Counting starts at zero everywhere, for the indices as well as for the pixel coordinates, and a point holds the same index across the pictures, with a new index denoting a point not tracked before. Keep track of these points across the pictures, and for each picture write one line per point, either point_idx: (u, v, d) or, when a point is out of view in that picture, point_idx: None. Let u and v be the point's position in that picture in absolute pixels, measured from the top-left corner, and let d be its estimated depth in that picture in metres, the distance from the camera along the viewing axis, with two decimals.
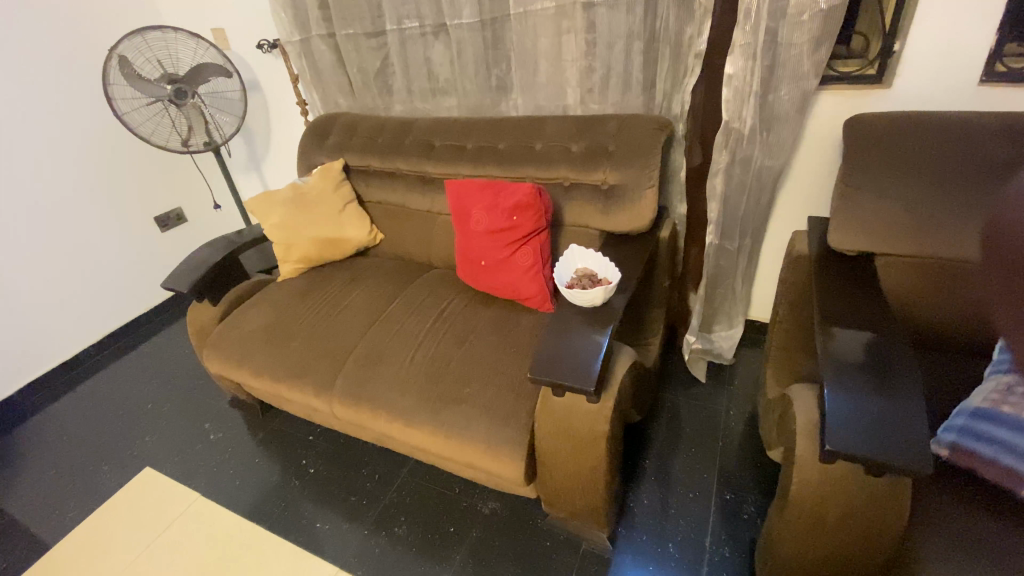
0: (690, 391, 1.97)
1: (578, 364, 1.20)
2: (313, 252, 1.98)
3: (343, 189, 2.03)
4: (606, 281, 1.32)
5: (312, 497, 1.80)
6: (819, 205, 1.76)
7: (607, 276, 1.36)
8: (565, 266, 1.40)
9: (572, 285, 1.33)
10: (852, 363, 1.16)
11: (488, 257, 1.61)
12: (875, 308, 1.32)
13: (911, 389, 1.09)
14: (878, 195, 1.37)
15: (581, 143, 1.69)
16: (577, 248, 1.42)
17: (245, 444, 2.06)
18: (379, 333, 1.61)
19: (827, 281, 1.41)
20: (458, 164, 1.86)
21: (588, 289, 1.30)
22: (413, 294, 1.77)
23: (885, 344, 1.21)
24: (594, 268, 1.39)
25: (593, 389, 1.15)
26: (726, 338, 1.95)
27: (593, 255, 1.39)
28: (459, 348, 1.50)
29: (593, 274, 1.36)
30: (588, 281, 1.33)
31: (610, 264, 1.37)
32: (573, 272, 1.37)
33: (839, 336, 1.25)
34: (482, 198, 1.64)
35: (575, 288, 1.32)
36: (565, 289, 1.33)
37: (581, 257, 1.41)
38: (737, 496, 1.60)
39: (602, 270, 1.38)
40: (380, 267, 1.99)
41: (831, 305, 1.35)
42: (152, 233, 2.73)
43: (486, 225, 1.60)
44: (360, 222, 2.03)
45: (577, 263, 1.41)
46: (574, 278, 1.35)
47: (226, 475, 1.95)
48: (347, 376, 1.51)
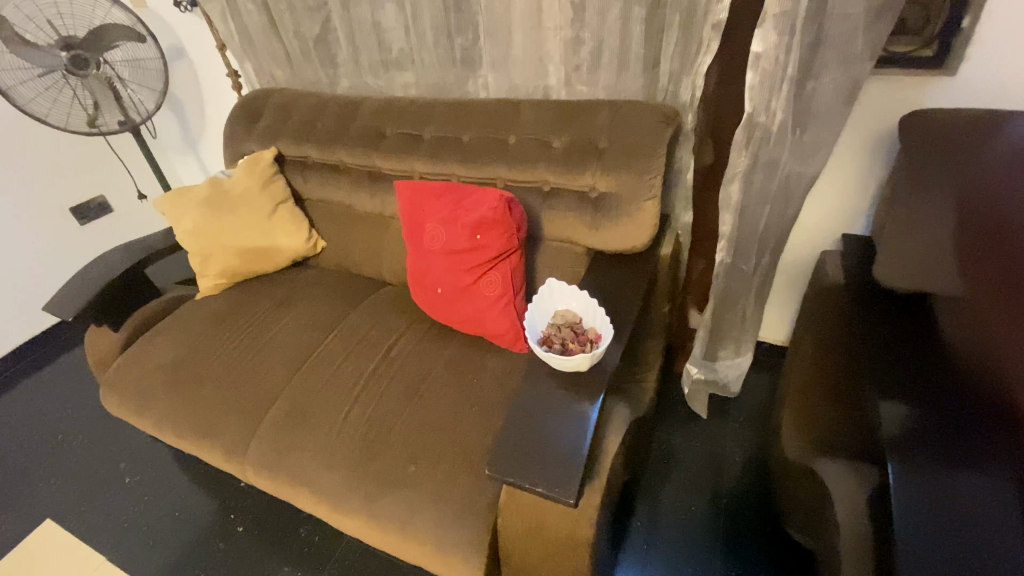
0: (690, 429, 1.69)
1: (553, 458, 0.90)
2: (239, 265, 1.63)
3: (275, 186, 1.66)
4: (595, 338, 0.99)
5: (240, 564, 1.51)
6: (852, 216, 1.45)
7: (596, 326, 1.02)
8: (540, 308, 1.06)
9: (550, 340, 0.99)
10: (926, 454, 0.89)
11: (446, 284, 1.27)
12: (936, 363, 1.02)
13: (1007, 506, 0.82)
14: (944, 224, 1.06)
15: (565, 138, 1.34)
16: (557, 283, 1.07)
17: (165, 491, 1.74)
18: (309, 380, 1.29)
19: (872, 325, 1.12)
20: (413, 160, 1.51)
21: (569, 350, 0.97)
22: (355, 322, 1.44)
23: (955, 425, 0.92)
24: (577, 311, 1.05)
25: (574, 500, 0.86)
26: (735, 366, 1.63)
27: (577, 294, 1.05)
28: (407, 406, 1.19)
29: (578, 323, 1.02)
30: (571, 335, 1.00)
31: (598, 308, 1.03)
32: (551, 319, 1.03)
33: (897, 411, 0.96)
34: (441, 208, 1.30)
35: (554, 347, 0.98)
36: (540, 346, 0.99)
37: (561, 295, 1.07)
38: (744, 572, 1.34)
39: (588, 316, 1.04)
40: (322, 284, 1.64)
41: (880, 361, 1.04)
42: (66, 230, 2.31)
43: (444, 245, 1.26)
44: (296, 227, 1.66)
45: (555, 303, 1.07)
46: (551, 329, 1.01)
47: (140, 532, 1.64)
48: (266, 439, 1.22)
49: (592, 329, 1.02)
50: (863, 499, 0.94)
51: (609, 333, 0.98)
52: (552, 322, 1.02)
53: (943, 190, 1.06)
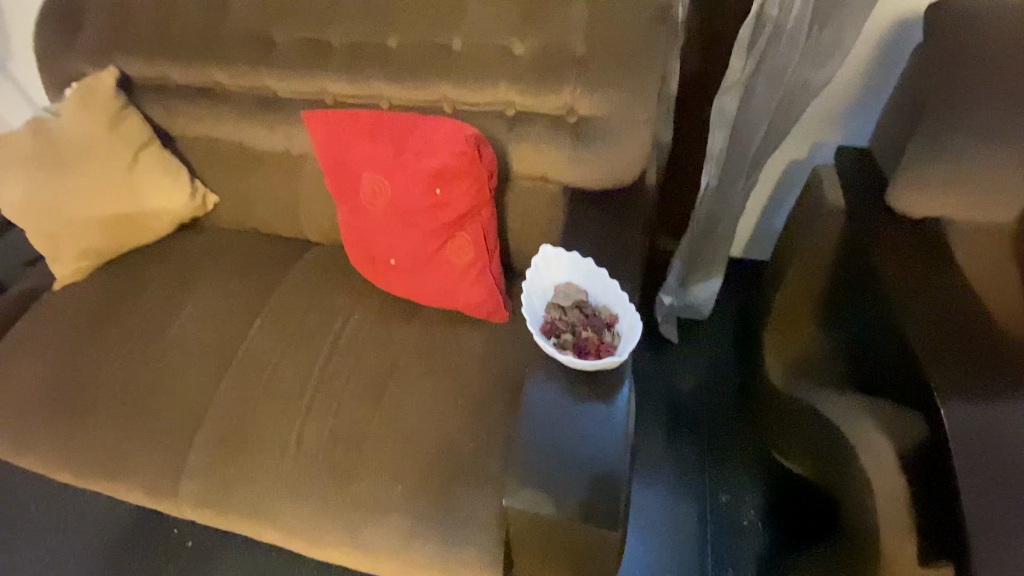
0: (667, 356, 1.57)
1: (582, 478, 0.75)
2: (104, 244, 1.25)
3: (127, 127, 1.21)
4: (612, 321, 0.82)
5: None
6: (837, 123, 1.31)
7: (608, 302, 0.84)
8: (537, 286, 0.85)
9: (557, 330, 0.82)
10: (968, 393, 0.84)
11: (402, 254, 1.01)
12: (954, 295, 0.95)
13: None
14: (989, 140, 0.94)
15: (531, 44, 1.04)
16: (552, 251, 0.86)
17: (64, 511, 1.33)
18: (242, 393, 1.05)
19: (885, 254, 1.02)
20: (322, 79, 1.12)
21: (584, 344, 0.80)
22: (286, 305, 1.16)
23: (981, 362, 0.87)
24: (582, 283, 0.86)
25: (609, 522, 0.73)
26: (706, 290, 1.53)
27: (579, 263, 0.85)
28: (376, 409, 0.99)
29: (586, 303, 0.84)
30: (581, 320, 0.82)
31: (609, 280, 0.84)
32: (553, 301, 0.84)
33: (930, 351, 0.89)
34: (380, 152, 0.98)
35: (565, 339, 0.81)
36: (547, 340, 0.81)
37: (559, 264, 0.87)
38: (732, 497, 1.32)
39: (596, 288, 0.85)
40: (230, 255, 1.29)
41: (903, 294, 0.96)
42: None
43: (395, 204, 0.97)
44: (173, 179, 1.25)
45: (553, 275, 0.87)
46: (555, 316, 0.83)
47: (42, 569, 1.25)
48: (201, 476, 0.99)
49: (604, 307, 0.84)
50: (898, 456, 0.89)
51: (630, 314, 0.81)
52: (554, 304, 0.84)
53: (994, 97, 0.92)
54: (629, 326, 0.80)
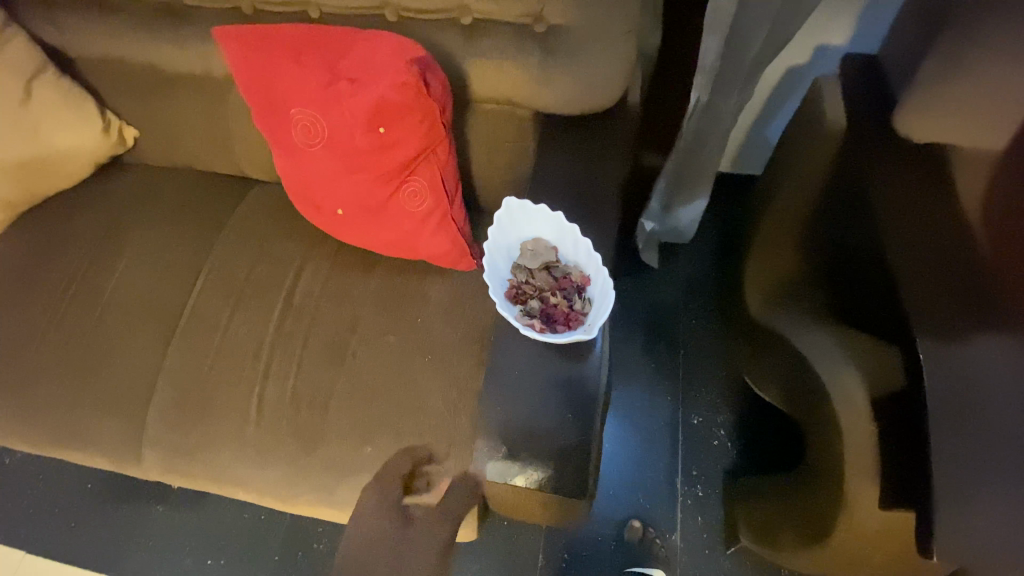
0: (647, 280, 1.52)
1: (553, 445, 0.73)
2: (17, 193, 1.10)
3: (12, 53, 1.01)
4: (583, 284, 0.76)
5: (197, 527, 1.27)
6: (844, 20, 1.14)
7: (579, 262, 0.78)
8: (501, 246, 0.78)
9: (523, 296, 0.75)
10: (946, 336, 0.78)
11: (350, 202, 0.90)
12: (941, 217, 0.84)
13: (1008, 390, 0.67)
14: None
15: None
16: (516, 203, 0.78)
17: (47, 462, 1.35)
18: (194, 355, 1.00)
19: (882, 181, 0.95)
20: None
21: (554, 312, 0.74)
22: (233, 255, 1.07)
23: (952, 292, 0.78)
24: (552, 240, 0.79)
25: (577, 492, 0.71)
26: (692, 211, 1.41)
27: (549, 218, 0.78)
28: (338, 369, 0.94)
29: (556, 264, 0.77)
30: (549, 283, 0.76)
31: (581, 237, 0.77)
32: (518, 263, 0.78)
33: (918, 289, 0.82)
34: (310, 80, 0.82)
35: (532, 306, 0.75)
36: (513, 308, 0.75)
37: (524, 219, 0.79)
38: (705, 419, 1.35)
39: (566, 246, 0.79)
40: (163, 199, 1.16)
41: (897, 226, 0.90)
42: None
43: (334, 144, 0.84)
44: (78, 113, 1.08)
45: (519, 231, 0.80)
46: (522, 280, 0.77)
47: (37, 517, 1.30)
48: (164, 443, 0.96)
49: (575, 268, 0.78)
50: (869, 401, 0.89)
51: (602, 276, 0.75)
52: (519, 265, 0.78)
53: None
54: (601, 291, 0.74)
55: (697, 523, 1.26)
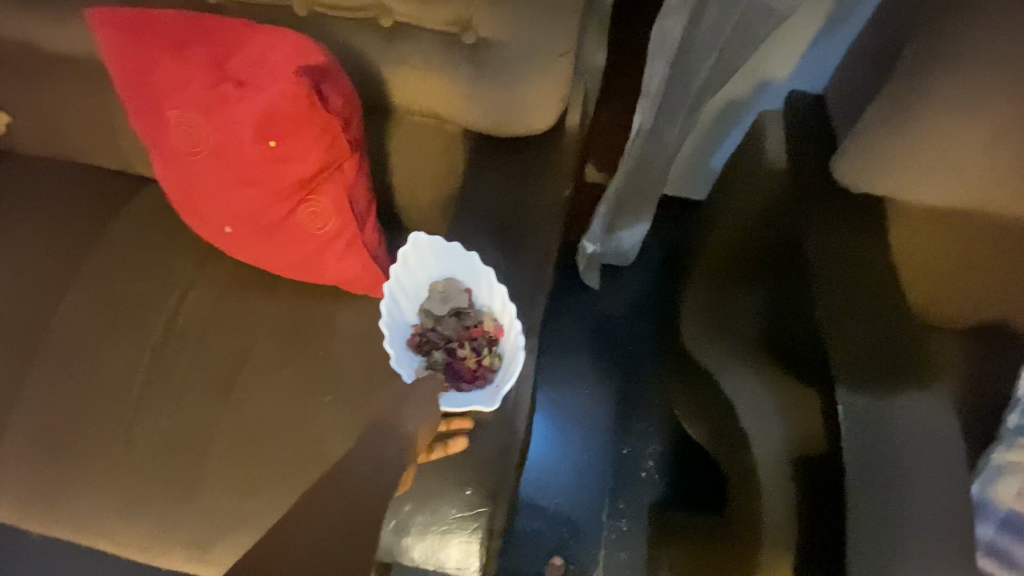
0: (587, 301, 1.46)
1: (489, 445, 0.71)
2: None
3: None
4: (495, 336, 0.73)
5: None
6: (787, 55, 1.11)
7: (493, 308, 0.75)
8: (407, 285, 0.76)
9: (428, 344, 0.74)
10: (871, 395, 0.73)
11: (240, 218, 0.79)
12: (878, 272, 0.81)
13: (941, 462, 0.70)
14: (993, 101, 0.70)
15: None
16: (426, 239, 0.75)
17: None
18: (55, 383, 0.86)
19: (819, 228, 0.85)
20: None
21: (459, 368, 0.72)
22: (111, 267, 0.93)
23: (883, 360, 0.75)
24: (467, 279, 0.76)
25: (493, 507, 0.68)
26: (634, 234, 1.34)
27: (463, 260, 0.75)
28: (224, 407, 0.83)
29: (467, 310, 0.75)
30: (457, 331, 0.74)
31: (495, 282, 0.73)
32: (425, 304, 0.76)
33: (845, 341, 0.76)
34: (193, 77, 0.71)
35: (436, 357, 0.73)
36: (416, 357, 0.73)
37: (435, 255, 0.76)
38: (635, 450, 1.32)
39: (481, 288, 0.75)
40: (36, 196, 1.00)
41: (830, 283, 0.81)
42: None
43: (221, 153, 0.73)
44: None
45: (429, 267, 0.76)
46: (430, 329, 0.75)
47: None
48: (10, 486, 0.83)
49: (489, 315, 0.74)
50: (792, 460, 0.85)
51: (514, 330, 0.72)
52: (426, 307, 0.75)
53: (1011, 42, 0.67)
54: (512, 346, 0.71)
55: (620, 560, 1.23)
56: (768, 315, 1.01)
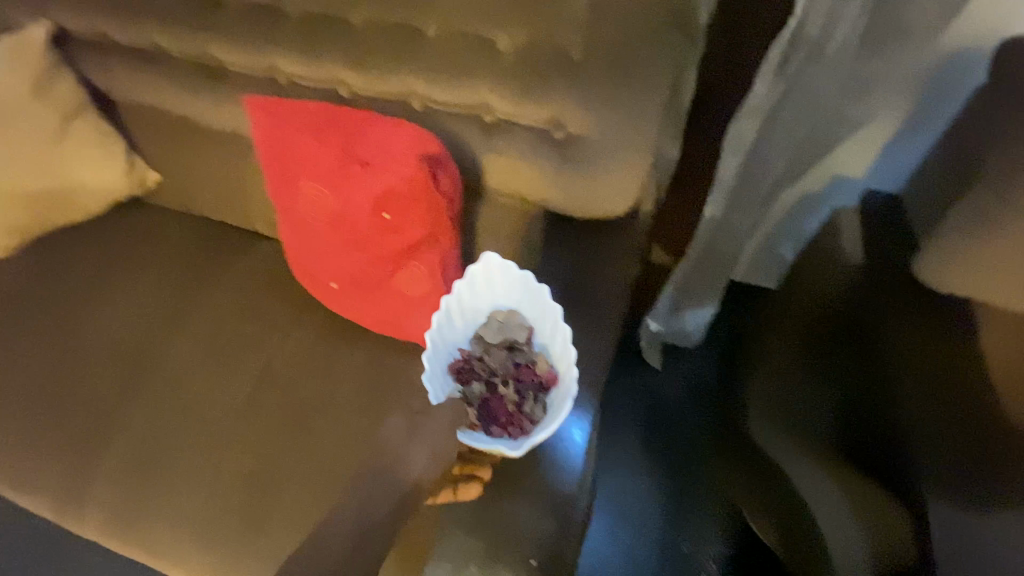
0: (649, 381, 1.45)
1: (546, 506, 0.72)
2: (29, 221, 1.13)
3: (58, 91, 1.07)
4: (542, 382, 0.77)
5: None
6: (861, 157, 1.14)
7: (548, 353, 0.79)
8: (468, 308, 0.82)
9: (473, 371, 0.79)
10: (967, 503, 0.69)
11: (343, 277, 0.88)
12: None
13: None
14: None
15: (518, 37, 0.85)
16: (498, 261, 0.81)
17: None
18: (163, 409, 0.96)
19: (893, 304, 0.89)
20: (274, 56, 0.95)
21: (495, 405, 0.76)
22: (223, 310, 1.05)
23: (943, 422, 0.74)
24: (532, 318, 0.81)
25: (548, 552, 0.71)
26: (700, 316, 1.36)
27: (530, 297, 0.80)
28: (303, 448, 0.89)
29: (521, 348, 0.80)
30: (506, 366, 0.79)
31: (560, 323, 0.78)
32: (482, 329, 0.81)
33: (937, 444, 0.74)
34: (325, 156, 0.84)
35: (475, 388, 0.77)
36: (458, 379, 0.79)
37: (505, 283, 0.82)
38: (695, 544, 1.25)
39: (544, 329, 0.80)
40: (170, 244, 1.16)
41: (905, 360, 0.83)
42: None
43: (338, 220, 0.84)
44: (104, 155, 1.11)
45: (495, 300, 0.83)
46: (479, 357, 0.80)
47: None
48: (111, 501, 0.91)
49: (542, 359, 0.79)
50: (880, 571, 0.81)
51: (563, 382, 0.75)
52: (482, 335, 0.81)
53: None
54: (558, 398, 0.75)
55: None
56: (814, 380, 0.98)
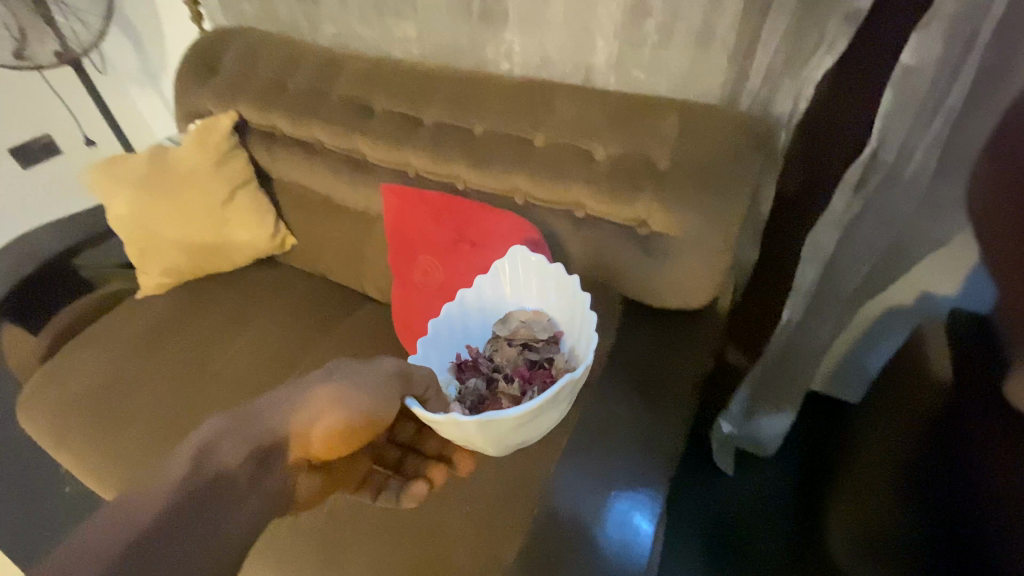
0: (716, 488, 1.39)
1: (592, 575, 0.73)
2: (187, 265, 1.38)
3: (232, 166, 1.34)
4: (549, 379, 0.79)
5: None
6: (947, 277, 1.13)
7: (571, 352, 0.82)
8: (490, 306, 0.90)
9: (482, 365, 0.84)
10: None
11: None
12: None
13: None
14: None
15: (614, 149, 0.99)
16: (520, 256, 0.87)
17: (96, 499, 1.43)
18: None
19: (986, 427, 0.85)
20: (406, 152, 1.15)
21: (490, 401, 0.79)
22: (326, 358, 1.20)
23: None
24: (559, 324, 0.86)
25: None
26: (776, 424, 1.32)
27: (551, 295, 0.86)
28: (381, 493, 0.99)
29: (536, 346, 0.83)
30: (516, 362, 0.82)
31: (582, 319, 0.81)
32: (502, 321, 0.87)
33: None
34: (441, 236, 1.01)
35: (476, 383, 0.81)
36: (466, 372, 0.83)
37: (528, 281, 0.88)
38: None
39: (570, 334, 0.84)
40: (291, 296, 1.36)
41: (1005, 497, 0.78)
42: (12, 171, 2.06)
43: (445, 289, 1.00)
44: (256, 218, 1.36)
45: (525, 303, 0.89)
46: (488, 352, 0.85)
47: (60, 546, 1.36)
48: None
49: (558, 358, 0.82)
50: None
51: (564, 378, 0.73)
52: (501, 327, 0.86)
53: None
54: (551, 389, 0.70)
55: None
56: (909, 505, 0.89)
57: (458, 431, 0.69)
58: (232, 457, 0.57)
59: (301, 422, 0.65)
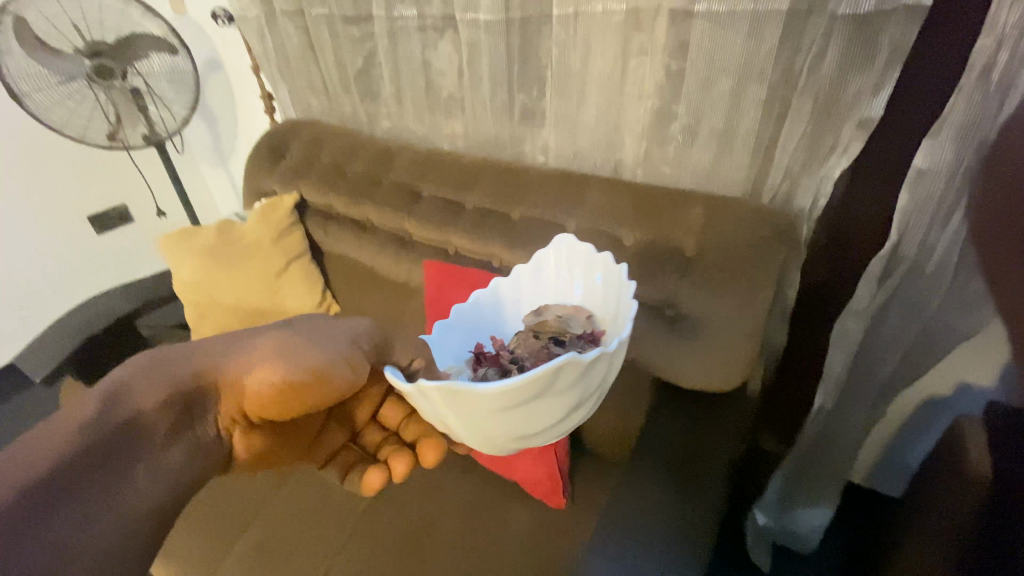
0: None
1: None
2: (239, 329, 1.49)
3: (290, 240, 1.48)
4: None
5: None
6: (985, 367, 1.11)
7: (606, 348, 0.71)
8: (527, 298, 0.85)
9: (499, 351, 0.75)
10: None
11: None
12: None
13: None
14: None
15: (643, 236, 1.07)
16: (567, 242, 0.85)
17: None
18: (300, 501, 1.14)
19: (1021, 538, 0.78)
20: (449, 232, 1.25)
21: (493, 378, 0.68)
22: None
23: None
24: (600, 322, 0.76)
25: None
26: (814, 519, 1.26)
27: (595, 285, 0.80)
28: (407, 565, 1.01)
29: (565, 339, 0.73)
30: (536, 353, 0.72)
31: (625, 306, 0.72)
32: (536, 312, 0.80)
33: None
34: None
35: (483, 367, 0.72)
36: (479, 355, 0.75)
37: (572, 271, 0.84)
38: None
39: (612, 332, 0.73)
40: None
41: None
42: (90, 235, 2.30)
43: None
44: (306, 288, 1.48)
45: (568, 299, 0.83)
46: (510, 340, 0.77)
47: None
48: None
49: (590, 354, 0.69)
50: None
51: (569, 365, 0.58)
52: (533, 318, 0.79)
53: None
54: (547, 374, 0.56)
55: None
56: None
57: (430, 405, 0.60)
58: (148, 398, 0.68)
59: (236, 370, 0.74)
